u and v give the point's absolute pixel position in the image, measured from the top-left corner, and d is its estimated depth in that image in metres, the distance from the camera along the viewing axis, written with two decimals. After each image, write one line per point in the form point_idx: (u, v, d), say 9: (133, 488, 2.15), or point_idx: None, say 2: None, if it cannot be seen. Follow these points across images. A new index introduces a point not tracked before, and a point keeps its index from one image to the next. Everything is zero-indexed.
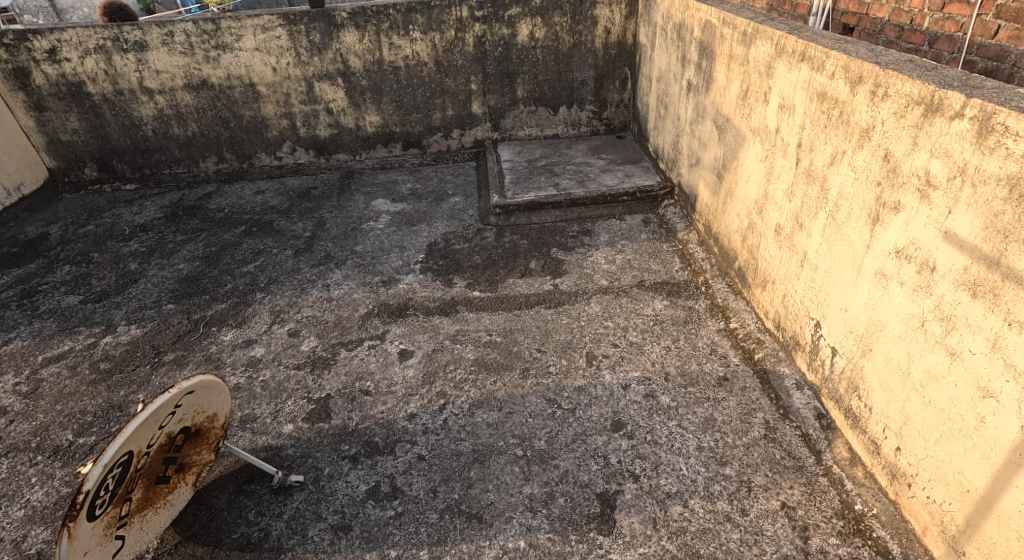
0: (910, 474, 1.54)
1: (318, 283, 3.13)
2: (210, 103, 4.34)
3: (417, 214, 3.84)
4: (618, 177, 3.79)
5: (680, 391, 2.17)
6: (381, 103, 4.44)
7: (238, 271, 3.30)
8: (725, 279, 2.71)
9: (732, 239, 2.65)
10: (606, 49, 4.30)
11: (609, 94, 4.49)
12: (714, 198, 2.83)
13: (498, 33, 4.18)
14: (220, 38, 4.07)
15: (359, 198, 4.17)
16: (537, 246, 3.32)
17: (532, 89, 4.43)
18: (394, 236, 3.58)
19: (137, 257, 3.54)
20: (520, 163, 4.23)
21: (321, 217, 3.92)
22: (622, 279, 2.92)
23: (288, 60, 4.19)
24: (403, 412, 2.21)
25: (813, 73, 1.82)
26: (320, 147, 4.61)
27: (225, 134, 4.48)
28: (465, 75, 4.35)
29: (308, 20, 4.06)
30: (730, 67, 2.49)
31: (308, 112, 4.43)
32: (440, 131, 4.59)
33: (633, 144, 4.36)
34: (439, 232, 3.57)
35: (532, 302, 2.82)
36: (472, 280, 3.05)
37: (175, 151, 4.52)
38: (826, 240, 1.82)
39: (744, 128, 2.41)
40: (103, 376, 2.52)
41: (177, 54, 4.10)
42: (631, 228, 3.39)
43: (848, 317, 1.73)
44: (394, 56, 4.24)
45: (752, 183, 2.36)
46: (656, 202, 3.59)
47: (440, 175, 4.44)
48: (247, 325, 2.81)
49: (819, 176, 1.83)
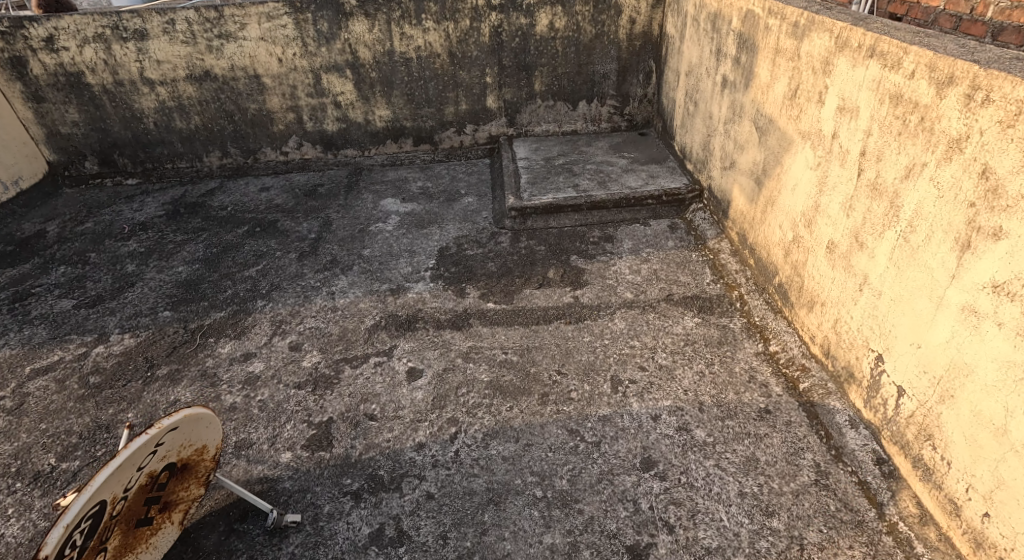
0: (1003, 546, 1.34)
1: (322, 290, 2.95)
2: (214, 95, 4.15)
3: (429, 216, 3.64)
4: (642, 179, 3.56)
5: (717, 425, 1.96)
6: (391, 96, 4.23)
7: (239, 275, 3.13)
8: (762, 295, 2.48)
9: (771, 252, 2.42)
10: (630, 40, 4.05)
11: (632, 89, 4.24)
12: (751, 206, 2.59)
13: (515, 22, 3.94)
14: (224, 27, 3.88)
15: (367, 197, 3.98)
16: (556, 253, 3.10)
17: (550, 83, 4.19)
18: (403, 239, 3.38)
19: (136, 258, 3.38)
20: (538, 161, 4.01)
21: (328, 217, 3.73)
22: (648, 292, 2.70)
23: (294, 50, 3.99)
24: (411, 441, 2.02)
25: (886, 71, 1.60)
26: (327, 142, 4.42)
27: (230, 128, 4.30)
28: (479, 67, 4.12)
29: (315, 9, 3.85)
30: (776, 63, 2.25)
31: (316, 105, 4.23)
32: (453, 126, 4.38)
33: (656, 142, 4.12)
34: (451, 236, 3.37)
35: (550, 316, 2.61)
36: (486, 289, 2.85)
37: (178, 144, 4.35)
38: (894, 264, 1.60)
39: (791, 130, 2.17)
40: (91, 392, 2.34)
41: (178, 43, 3.91)
42: (657, 234, 3.16)
43: (921, 355, 1.52)
44: (406, 47, 4.01)
45: (800, 192, 2.13)
46: (684, 206, 3.36)
47: (453, 173, 4.23)
48: (246, 336, 2.63)
49: (889, 191, 1.60)
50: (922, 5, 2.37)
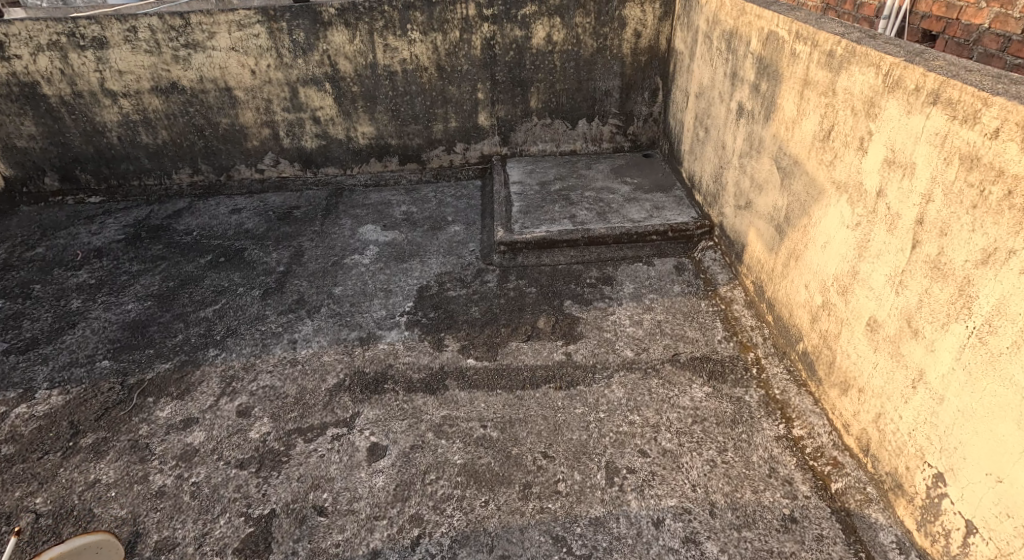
0: None
1: (283, 338, 2.62)
2: (182, 108, 3.82)
3: (410, 247, 3.31)
4: (646, 210, 3.24)
5: (731, 537, 1.63)
6: (375, 112, 3.90)
7: (194, 316, 2.80)
8: (783, 361, 2.15)
9: (794, 313, 2.08)
10: (634, 55, 3.71)
11: (637, 107, 3.91)
12: (771, 255, 2.25)
13: (509, 35, 3.62)
14: (191, 35, 3.56)
15: (346, 222, 3.65)
16: (547, 296, 2.78)
17: (548, 100, 3.86)
18: (380, 276, 3.06)
19: (83, 292, 3.05)
20: (532, 186, 3.68)
21: (300, 246, 3.41)
22: (651, 350, 2.37)
23: (268, 62, 3.67)
24: (364, 548, 1.71)
25: (955, 125, 1.27)
26: (306, 160, 4.09)
27: (200, 143, 3.98)
28: (470, 82, 3.79)
29: (291, 17, 3.53)
30: (804, 96, 1.92)
31: (293, 121, 3.91)
32: (442, 145, 4.05)
33: (662, 166, 3.79)
34: (432, 272, 3.05)
35: (538, 379, 2.28)
36: (467, 341, 2.52)
37: (144, 160, 4.03)
38: (963, 368, 1.27)
39: (822, 177, 1.83)
40: (2, 467, 2.02)
41: (141, 52, 3.59)
42: (661, 276, 2.83)
43: (1003, 492, 1.19)
44: (390, 59, 3.69)
45: (831, 252, 1.79)
46: (692, 243, 3.02)
47: (440, 196, 3.90)
48: (190, 396, 2.31)
49: (957, 275, 1.27)
50: (962, 22, 2.19)
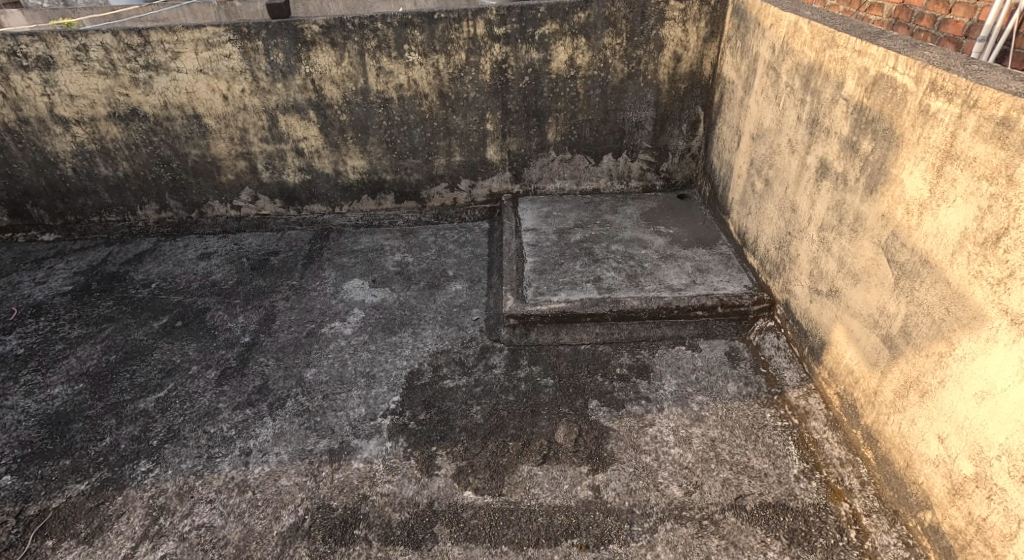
0: None
1: (234, 447, 2.08)
2: (144, 137, 3.31)
3: (402, 313, 2.77)
4: (687, 274, 2.68)
5: None
6: (367, 144, 3.36)
7: (129, 409, 2.27)
8: (895, 528, 1.58)
9: (915, 465, 1.52)
10: (672, 81, 3.14)
11: (672, 141, 3.34)
12: (871, 373, 1.68)
13: (524, 57, 3.06)
14: (151, 55, 3.04)
15: (329, 275, 3.12)
16: (567, 394, 2.22)
17: (568, 132, 3.30)
18: (363, 354, 2.51)
19: (6, 367, 2.54)
20: (548, 235, 3.12)
21: (273, 307, 2.88)
22: (705, 488, 1.80)
23: (242, 86, 3.15)
24: None
25: None
26: (289, 196, 3.56)
27: (167, 177, 3.47)
28: (478, 111, 3.24)
29: (267, 35, 3.00)
30: (947, 173, 1.36)
31: (273, 152, 3.39)
32: (445, 181, 3.50)
33: (702, 212, 3.22)
34: (427, 351, 2.51)
35: (555, 531, 1.73)
36: (464, 462, 1.97)
37: (104, 195, 3.52)
38: None
39: (977, 295, 1.28)
40: None
41: (94, 74, 3.09)
42: (710, 368, 2.27)
43: None
44: (384, 85, 3.15)
45: (995, 410, 1.24)
46: (746, 321, 2.43)
47: (441, 242, 3.36)
48: (100, 540, 1.77)
49: None
50: None
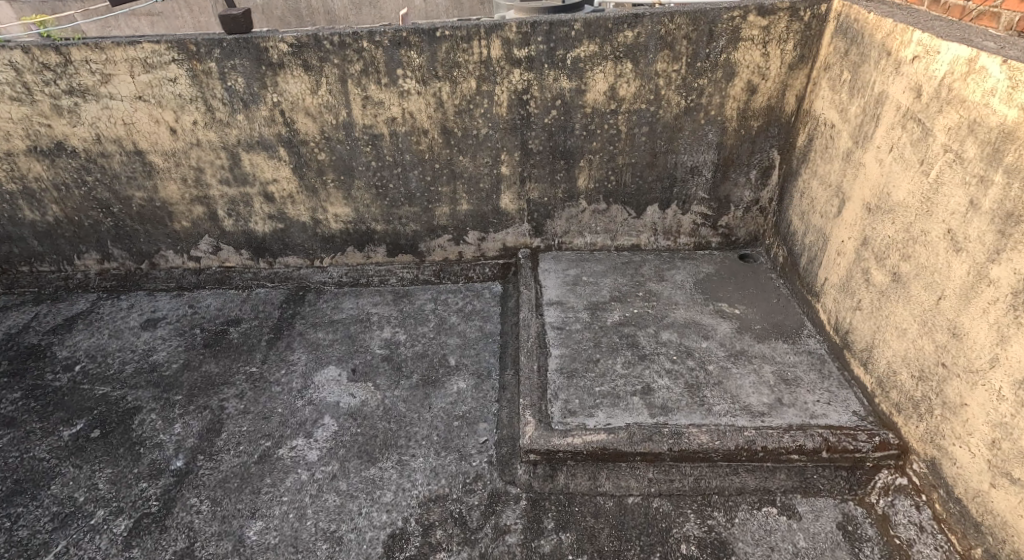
0: None
1: None
2: (75, 176, 2.66)
3: (386, 426, 2.09)
4: (770, 387, 1.96)
5: None
6: (352, 189, 2.69)
7: None
8: None
9: None
10: (743, 118, 2.44)
11: (736, 191, 2.64)
12: None
13: (552, 87, 2.38)
14: (76, 78, 2.40)
15: (299, 359, 2.44)
16: None
17: (604, 178, 2.61)
18: (328, 496, 1.84)
19: None
20: (578, 312, 2.42)
21: (222, 408, 2.21)
22: None
23: (193, 117, 2.49)
24: None
25: None
26: (257, 247, 2.90)
27: (107, 222, 2.81)
28: (491, 151, 2.56)
29: (222, 55, 2.34)
30: None
31: (236, 197, 2.73)
32: (448, 233, 2.83)
33: (776, 285, 2.51)
34: (415, 496, 1.83)
35: None
36: None
37: (33, 242, 2.89)
38: None
39: None
40: None
41: (6, 100, 2.46)
42: (819, 553, 1.58)
43: None
44: (372, 118, 2.47)
45: None
46: (861, 472, 1.73)
47: (442, 311, 2.69)
48: None
49: None
50: None
